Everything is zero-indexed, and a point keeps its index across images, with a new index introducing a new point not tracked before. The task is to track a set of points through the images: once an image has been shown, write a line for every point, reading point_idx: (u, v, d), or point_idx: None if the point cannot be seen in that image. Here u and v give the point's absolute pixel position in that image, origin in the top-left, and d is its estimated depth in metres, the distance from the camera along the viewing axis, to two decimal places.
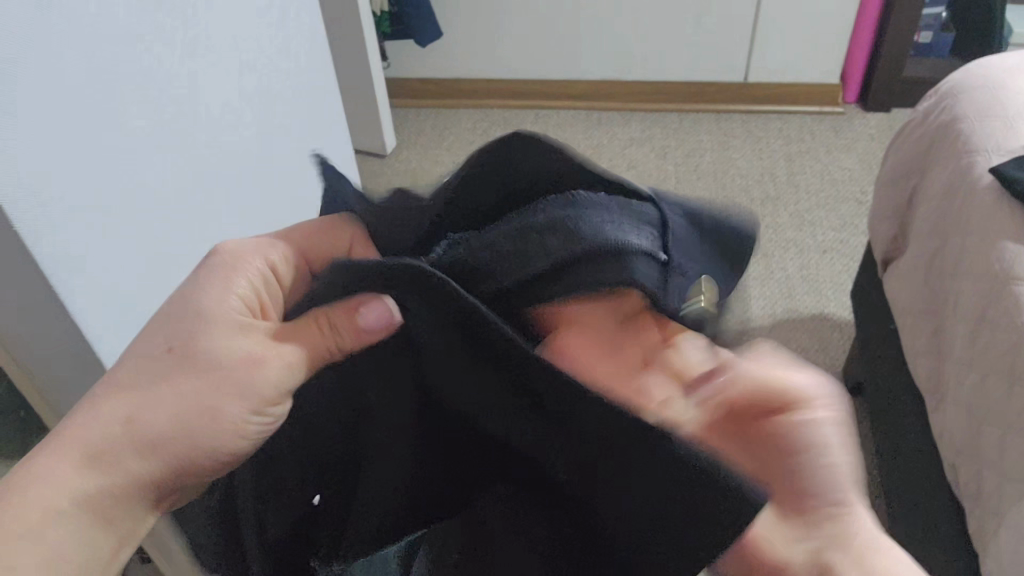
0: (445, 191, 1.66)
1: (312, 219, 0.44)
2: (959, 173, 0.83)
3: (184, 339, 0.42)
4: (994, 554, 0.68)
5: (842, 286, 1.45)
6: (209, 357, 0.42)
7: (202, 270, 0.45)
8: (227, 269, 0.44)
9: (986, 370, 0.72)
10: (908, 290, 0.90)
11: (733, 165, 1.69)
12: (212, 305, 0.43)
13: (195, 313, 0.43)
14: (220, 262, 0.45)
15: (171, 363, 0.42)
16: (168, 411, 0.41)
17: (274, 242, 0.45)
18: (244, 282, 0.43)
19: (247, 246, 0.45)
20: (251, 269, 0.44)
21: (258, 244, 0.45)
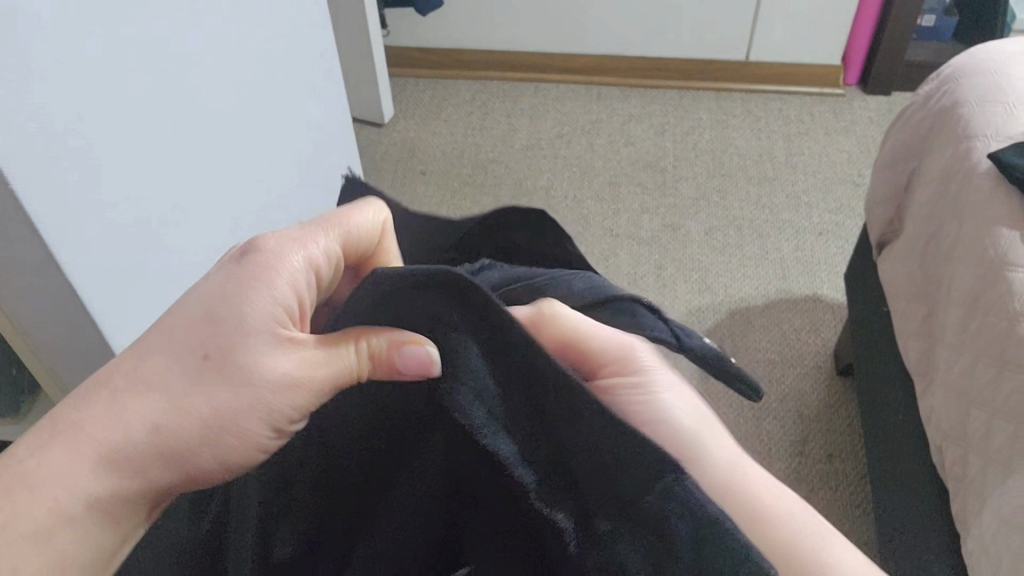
0: (442, 161, 1.66)
1: (353, 208, 0.44)
2: (958, 158, 0.83)
3: (220, 347, 0.40)
4: (973, 536, 0.69)
5: (835, 268, 1.45)
6: (252, 369, 0.40)
7: (240, 264, 0.41)
8: (268, 270, 0.40)
9: (976, 355, 0.73)
10: (902, 273, 0.90)
11: (731, 145, 1.69)
12: (251, 314, 0.40)
13: (235, 317, 0.40)
14: (258, 257, 0.41)
15: (210, 373, 0.40)
16: (198, 409, 0.40)
17: (319, 234, 0.42)
18: (288, 289, 0.40)
19: (285, 237, 0.41)
20: (296, 267, 0.41)
21: (296, 235, 0.42)
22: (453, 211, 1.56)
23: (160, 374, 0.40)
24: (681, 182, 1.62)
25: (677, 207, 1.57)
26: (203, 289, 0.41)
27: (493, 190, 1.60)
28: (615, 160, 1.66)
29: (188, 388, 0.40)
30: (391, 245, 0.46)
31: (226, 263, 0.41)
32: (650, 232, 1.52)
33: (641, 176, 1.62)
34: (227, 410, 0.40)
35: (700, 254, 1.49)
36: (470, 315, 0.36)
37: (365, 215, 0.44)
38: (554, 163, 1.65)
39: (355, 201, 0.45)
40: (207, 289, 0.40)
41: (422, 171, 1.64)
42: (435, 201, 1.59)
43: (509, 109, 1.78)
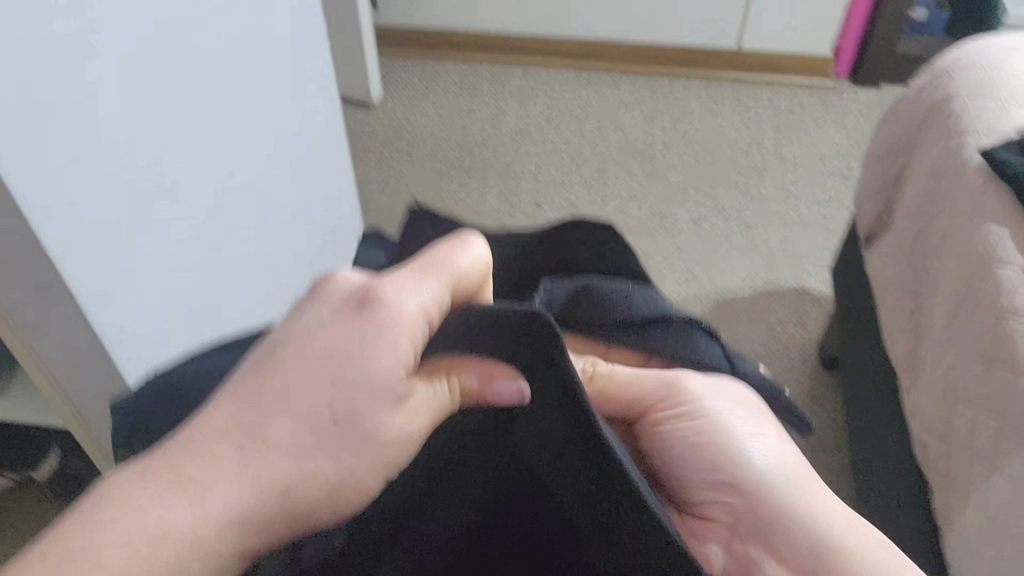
0: (430, 144, 1.65)
1: (460, 247, 0.41)
2: (949, 153, 0.83)
3: (350, 409, 0.39)
4: (955, 532, 0.69)
5: (822, 261, 1.45)
6: (373, 434, 0.40)
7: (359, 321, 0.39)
8: (385, 328, 0.39)
9: (962, 351, 0.73)
10: (890, 267, 0.90)
11: (721, 134, 1.68)
12: (374, 373, 0.39)
13: (360, 372, 0.39)
14: (377, 312, 0.39)
15: (331, 434, 0.39)
16: (323, 473, 0.39)
17: (428, 280, 0.39)
18: (408, 345, 0.39)
19: (400, 284, 0.39)
20: (412, 321, 0.39)
21: (410, 280, 0.40)
22: (440, 194, 1.55)
23: (282, 438, 0.39)
24: (669, 169, 1.61)
25: (666, 195, 1.56)
26: (311, 333, 0.40)
27: (481, 174, 1.59)
28: (604, 146, 1.65)
29: (315, 449, 0.39)
30: (487, 288, 0.43)
31: (327, 313, 0.41)
32: (638, 220, 1.52)
33: (629, 164, 1.62)
34: (351, 464, 0.40)
35: (688, 243, 1.48)
36: (538, 353, 0.34)
37: (469, 254, 0.41)
38: (542, 148, 1.64)
39: (459, 240, 0.42)
40: (317, 345, 0.40)
41: (410, 152, 1.63)
42: (422, 183, 1.57)
43: (498, 92, 1.77)
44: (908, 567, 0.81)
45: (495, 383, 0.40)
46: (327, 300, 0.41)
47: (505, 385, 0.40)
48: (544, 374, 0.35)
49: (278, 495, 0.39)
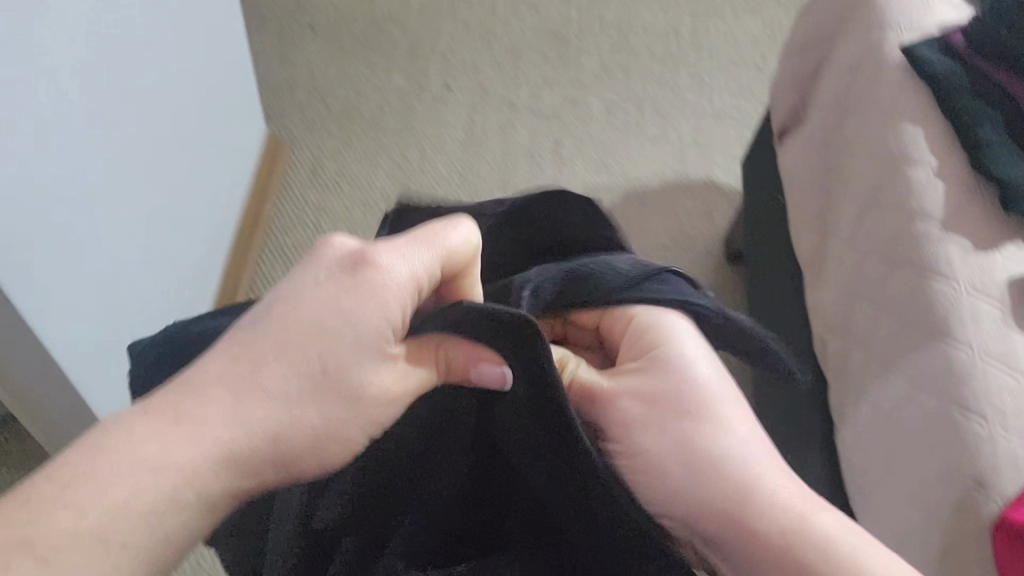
0: (332, 16, 1.54)
1: (448, 224, 0.42)
2: (868, 47, 0.81)
3: (337, 364, 0.40)
4: (849, 427, 0.71)
5: (732, 154, 1.45)
6: (359, 392, 0.40)
7: (339, 276, 0.40)
8: (379, 292, 0.40)
9: (868, 251, 0.73)
10: (802, 164, 0.89)
11: (638, 18, 1.63)
12: (359, 331, 0.39)
13: (349, 331, 0.39)
14: (371, 274, 0.40)
15: (320, 386, 0.40)
16: (310, 423, 0.40)
17: (420, 249, 0.40)
18: (397, 306, 0.40)
19: (390, 247, 0.40)
20: (403, 286, 0.40)
21: (399, 246, 0.40)
22: (345, 71, 1.46)
23: (277, 383, 0.39)
24: (585, 54, 1.56)
25: (580, 80, 1.51)
26: (301, 289, 0.40)
27: (388, 52, 1.50)
28: (518, 27, 1.58)
29: (306, 399, 0.39)
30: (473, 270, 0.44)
31: (322, 274, 0.40)
32: (551, 106, 1.47)
33: (543, 46, 1.55)
34: (342, 421, 0.40)
35: (601, 131, 1.45)
36: (509, 339, 0.37)
37: (460, 232, 0.42)
38: (453, 27, 1.56)
39: (449, 220, 0.42)
40: (314, 303, 0.39)
41: (311, 25, 1.52)
42: (324, 59, 1.48)
43: None
44: (801, 456, 0.85)
45: (477, 358, 0.41)
46: (317, 257, 0.41)
47: (490, 366, 0.40)
48: (513, 355, 0.37)
49: (269, 442, 0.39)
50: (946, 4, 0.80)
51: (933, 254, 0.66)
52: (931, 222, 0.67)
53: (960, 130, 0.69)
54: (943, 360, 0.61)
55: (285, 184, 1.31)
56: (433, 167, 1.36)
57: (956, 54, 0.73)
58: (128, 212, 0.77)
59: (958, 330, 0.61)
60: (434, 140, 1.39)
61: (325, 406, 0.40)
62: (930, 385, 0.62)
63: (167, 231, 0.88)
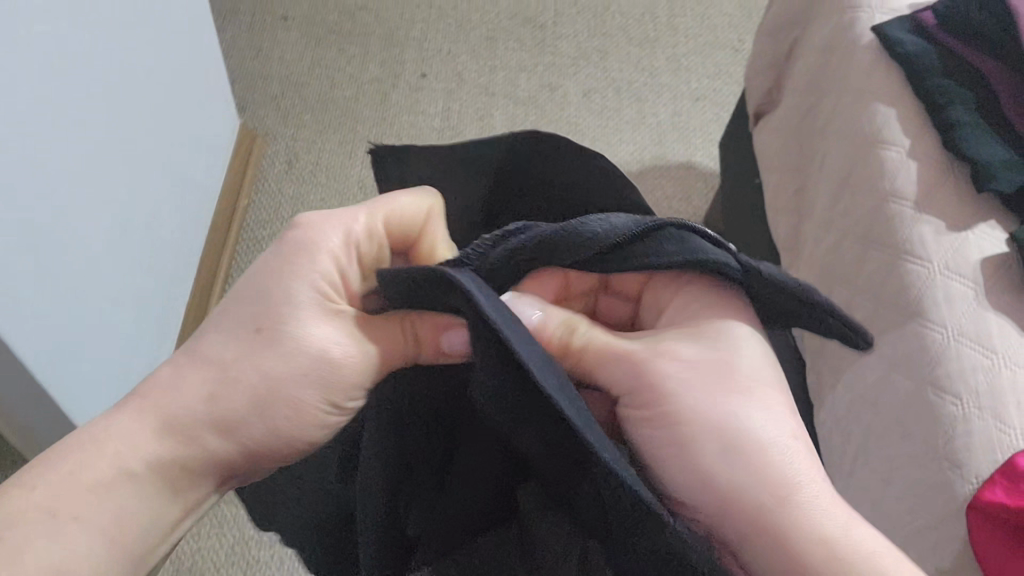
0: (304, 4, 1.52)
1: (401, 195, 0.47)
2: (841, 28, 0.81)
3: (272, 318, 0.43)
4: (828, 407, 0.71)
5: (709, 137, 1.45)
6: (300, 345, 0.43)
7: (282, 245, 0.45)
8: (314, 249, 0.44)
9: (843, 232, 0.73)
10: (776, 146, 0.89)
11: (614, 1, 1.62)
12: (295, 285, 0.43)
13: (281, 287, 0.43)
14: (306, 236, 0.45)
15: (258, 343, 0.42)
16: (250, 380, 0.42)
17: (357, 213, 0.46)
18: (327, 261, 0.44)
19: (329, 216, 0.46)
20: (336, 242, 0.44)
21: (339, 213, 0.46)
22: (319, 60, 1.45)
23: (218, 348, 0.42)
24: (561, 38, 1.55)
25: (556, 65, 1.50)
26: (256, 269, 0.45)
27: (362, 40, 1.49)
28: (493, 12, 1.56)
29: (243, 357, 0.42)
30: (435, 236, 0.48)
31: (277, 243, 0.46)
32: (528, 91, 1.46)
33: (519, 32, 1.54)
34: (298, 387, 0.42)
35: (578, 116, 1.44)
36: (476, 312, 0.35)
37: (405, 199, 0.47)
38: (428, 14, 1.54)
39: (403, 192, 0.48)
40: (264, 273, 0.44)
41: (283, 15, 1.50)
42: (298, 49, 1.46)
43: None
44: None
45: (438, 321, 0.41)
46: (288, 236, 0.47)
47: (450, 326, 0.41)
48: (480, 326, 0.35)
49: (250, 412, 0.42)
50: None
51: (907, 235, 0.66)
52: (904, 203, 0.67)
53: (932, 109, 0.69)
54: (918, 340, 0.61)
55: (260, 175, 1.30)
56: None
57: (927, 33, 0.72)
58: (100, 210, 0.76)
59: (933, 311, 0.62)
60: (410, 129, 1.38)
61: (268, 366, 0.42)
62: (905, 364, 0.62)
63: (140, 227, 0.87)
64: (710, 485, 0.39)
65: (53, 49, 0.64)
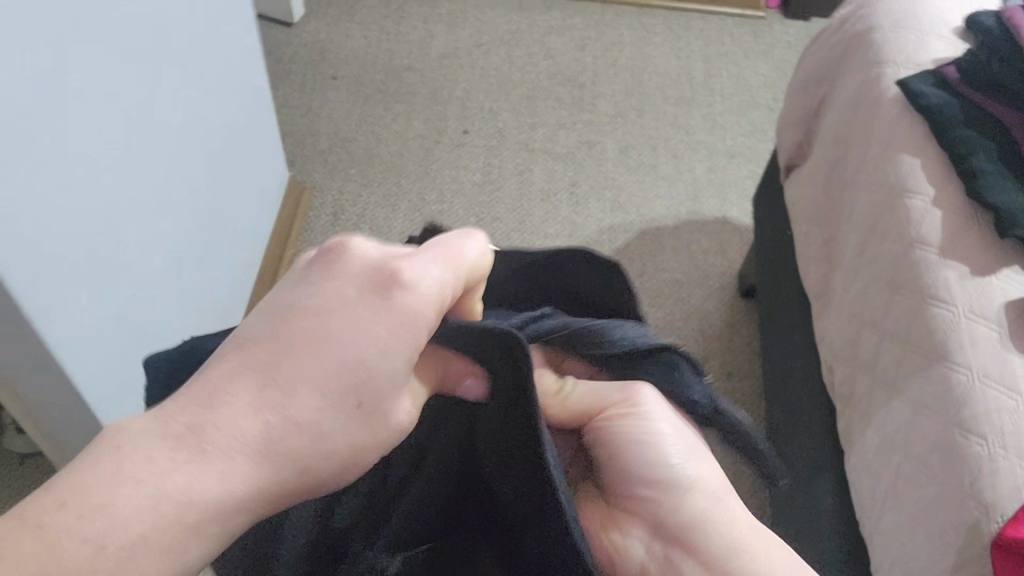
0: (353, 66, 1.60)
1: (466, 241, 0.40)
2: (867, 83, 0.84)
3: (371, 393, 0.36)
4: (858, 451, 0.72)
5: (745, 192, 1.47)
6: (388, 417, 0.37)
7: (369, 303, 0.36)
8: (412, 315, 0.37)
9: (871, 279, 0.74)
10: (806, 198, 0.91)
11: (651, 62, 1.67)
12: (392, 358, 0.36)
13: (382, 362, 0.36)
14: (404, 299, 0.37)
15: (352, 418, 0.36)
16: (340, 451, 0.36)
17: (441, 267, 0.38)
18: (427, 328, 0.37)
19: (418, 267, 0.38)
20: (433, 307, 0.37)
21: (425, 262, 0.38)
22: (366, 118, 1.51)
23: (308, 412, 0.35)
24: (599, 97, 1.59)
25: (594, 123, 1.55)
26: (336, 310, 0.36)
27: (408, 99, 1.55)
28: (534, 73, 1.62)
29: (336, 430, 0.35)
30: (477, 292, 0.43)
31: (354, 292, 0.37)
32: (565, 148, 1.50)
33: (558, 91, 1.59)
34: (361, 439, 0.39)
35: (614, 171, 1.48)
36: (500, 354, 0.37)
37: (474, 246, 0.41)
38: (471, 74, 1.60)
39: (463, 234, 0.41)
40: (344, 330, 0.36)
41: (334, 75, 1.57)
42: (347, 107, 1.53)
43: (427, 14, 1.72)
44: (810, 487, 0.85)
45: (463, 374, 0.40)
46: (355, 279, 0.37)
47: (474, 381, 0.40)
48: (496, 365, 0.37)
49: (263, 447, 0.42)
50: (943, 40, 0.82)
51: (933, 280, 0.67)
52: (929, 249, 0.69)
53: (955, 159, 0.71)
54: (943, 382, 0.63)
55: (308, 226, 1.34)
56: (450, 208, 1.39)
57: (949, 86, 0.75)
58: (155, 253, 0.81)
59: (958, 353, 0.63)
60: (451, 183, 1.43)
61: (360, 443, 0.37)
62: (931, 407, 0.63)
63: (191, 270, 0.91)
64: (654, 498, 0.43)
65: (116, 95, 0.69)
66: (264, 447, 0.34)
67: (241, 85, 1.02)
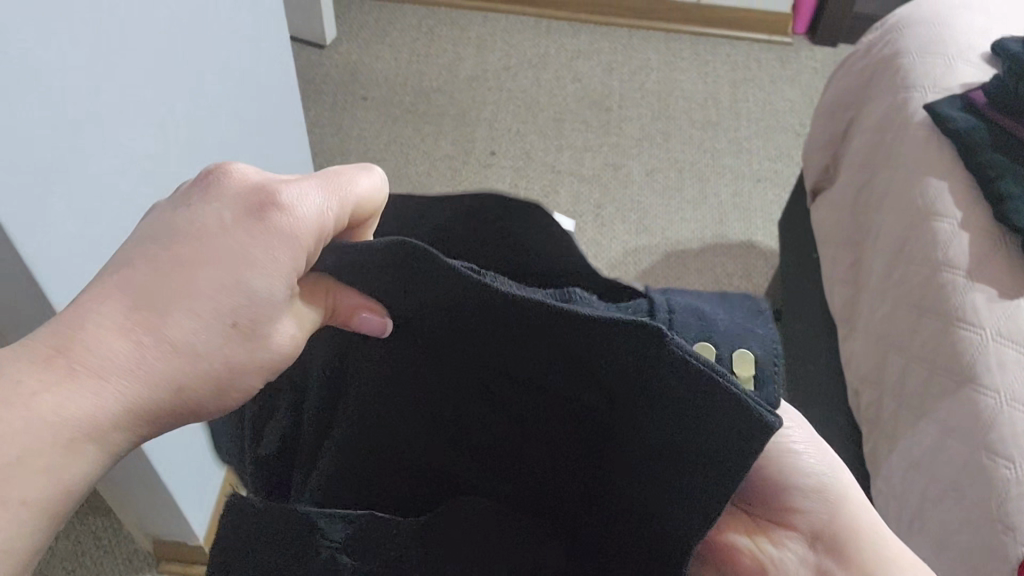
0: (383, 87, 1.62)
1: (352, 171, 0.37)
2: (895, 107, 0.84)
3: (250, 315, 0.34)
4: (885, 473, 0.71)
5: (771, 216, 1.47)
6: (262, 339, 0.35)
7: (241, 225, 0.34)
8: (284, 237, 0.34)
9: (898, 302, 0.74)
10: (833, 220, 0.91)
11: (678, 87, 1.68)
12: (258, 285, 0.34)
13: (254, 281, 0.34)
14: (278, 221, 0.33)
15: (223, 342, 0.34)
16: (213, 373, 0.34)
17: (322, 192, 0.35)
18: (296, 256, 0.34)
19: (297, 191, 0.34)
20: (309, 228, 0.34)
21: (297, 182, 0.35)
22: (395, 138, 1.53)
23: (185, 335, 0.33)
24: (626, 120, 1.61)
25: (620, 146, 1.56)
26: (205, 231, 0.34)
27: (436, 120, 1.57)
28: (561, 96, 1.64)
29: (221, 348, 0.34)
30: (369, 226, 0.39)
31: (227, 213, 0.34)
32: (591, 170, 1.52)
33: (584, 114, 1.61)
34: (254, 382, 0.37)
35: (639, 194, 1.49)
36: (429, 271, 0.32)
37: (368, 179, 0.37)
38: (499, 96, 1.62)
39: (354, 166, 0.37)
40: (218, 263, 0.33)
41: (364, 96, 1.60)
42: (376, 128, 1.55)
43: (456, 37, 1.74)
44: None
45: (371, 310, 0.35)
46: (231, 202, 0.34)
47: (373, 313, 0.35)
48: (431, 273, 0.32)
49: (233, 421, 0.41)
50: (972, 64, 0.82)
51: (961, 303, 0.67)
52: (956, 273, 0.69)
53: (984, 183, 0.71)
54: (971, 406, 0.62)
55: None
56: None
57: (977, 111, 0.75)
58: None
59: (986, 376, 0.62)
60: None
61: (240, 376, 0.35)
62: (959, 431, 0.62)
63: None
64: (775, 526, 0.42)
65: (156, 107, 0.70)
66: (137, 370, 0.32)
67: (275, 104, 1.04)
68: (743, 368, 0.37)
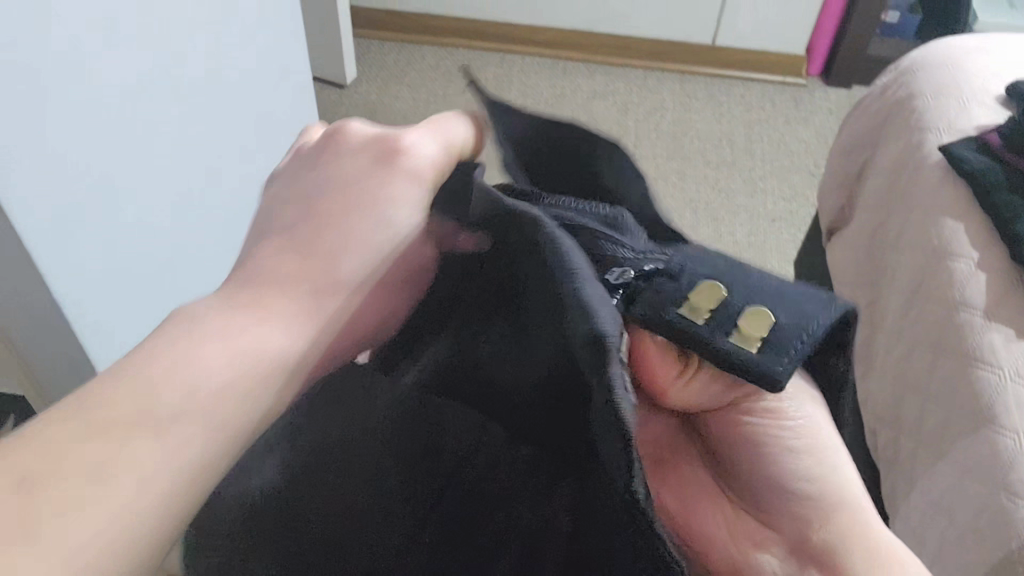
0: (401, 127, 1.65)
1: (455, 118, 0.41)
2: (910, 148, 0.85)
3: (394, 246, 0.39)
4: (903, 514, 0.71)
5: (785, 256, 1.47)
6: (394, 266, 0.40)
7: (370, 168, 0.39)
8: (408, 174, 0.39)
9: (915, 341, 0.74)
10: (850, 259, 0.92)
11: (692, 127, 1.70)
12: (394, 217, 0.39)
13: (389, 211, 0.38)
14: (404, 162, 0.39)
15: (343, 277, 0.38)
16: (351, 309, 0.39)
17: (432, 134, 0.40)
18: (421, 189, 0.39)
19: (416, 137, 0.39)
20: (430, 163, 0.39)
21: (416, 130, 0.39)
22: None
23: (351, 271, 0.38)
24: (641, 160, 1.62)
25: None
26: (345, 174, 0.39)
27: None
28: None
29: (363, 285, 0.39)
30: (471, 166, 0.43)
31: (360, 158, 0.39)
32: None
33: None
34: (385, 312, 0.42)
35: None
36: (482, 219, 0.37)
37: (466, 126, 0.41)
38: None
39: (449, 116, 0.41)
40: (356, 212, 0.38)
41: None
42: None
43: (473, 78, 1.77)
44: None
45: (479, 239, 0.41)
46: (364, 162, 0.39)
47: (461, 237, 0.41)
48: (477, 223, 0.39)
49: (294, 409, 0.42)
50: (985, 106, 0.82)
51: (976, 343, 0.67)
52: (973, 312, 0.69)
53: (999, 224, 0.71)
54: (989, 446, 0.62)
55: None
56: None
57: (992, 152, 0.76)
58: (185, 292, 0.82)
59: (1003, 416, 0.62)
60: None
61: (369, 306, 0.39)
62: (977, 471, 0.62)
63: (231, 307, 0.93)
64: (754, 477, 0.40)
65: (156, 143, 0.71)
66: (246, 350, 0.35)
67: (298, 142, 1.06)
68: (754, 325, 0.36)
